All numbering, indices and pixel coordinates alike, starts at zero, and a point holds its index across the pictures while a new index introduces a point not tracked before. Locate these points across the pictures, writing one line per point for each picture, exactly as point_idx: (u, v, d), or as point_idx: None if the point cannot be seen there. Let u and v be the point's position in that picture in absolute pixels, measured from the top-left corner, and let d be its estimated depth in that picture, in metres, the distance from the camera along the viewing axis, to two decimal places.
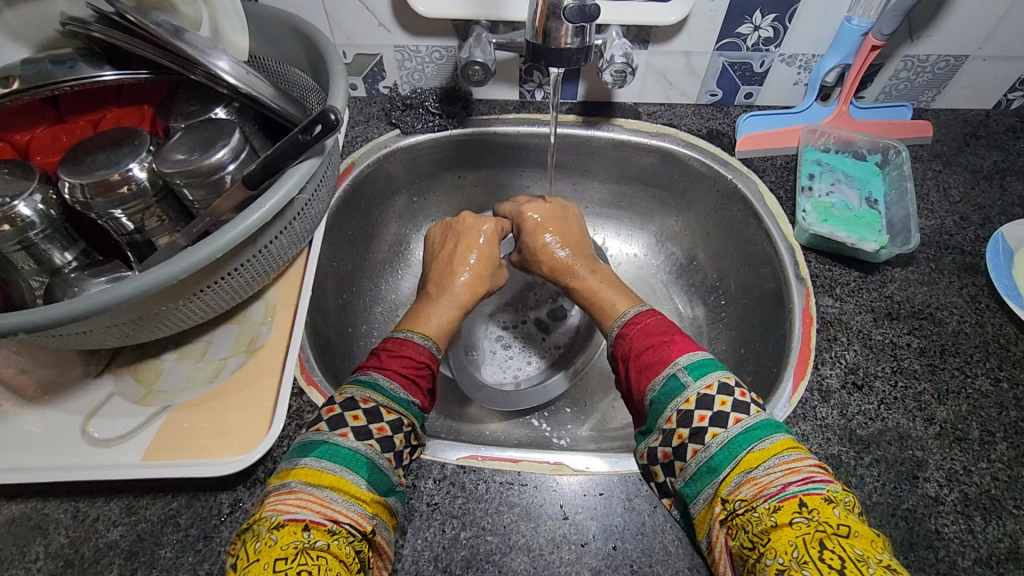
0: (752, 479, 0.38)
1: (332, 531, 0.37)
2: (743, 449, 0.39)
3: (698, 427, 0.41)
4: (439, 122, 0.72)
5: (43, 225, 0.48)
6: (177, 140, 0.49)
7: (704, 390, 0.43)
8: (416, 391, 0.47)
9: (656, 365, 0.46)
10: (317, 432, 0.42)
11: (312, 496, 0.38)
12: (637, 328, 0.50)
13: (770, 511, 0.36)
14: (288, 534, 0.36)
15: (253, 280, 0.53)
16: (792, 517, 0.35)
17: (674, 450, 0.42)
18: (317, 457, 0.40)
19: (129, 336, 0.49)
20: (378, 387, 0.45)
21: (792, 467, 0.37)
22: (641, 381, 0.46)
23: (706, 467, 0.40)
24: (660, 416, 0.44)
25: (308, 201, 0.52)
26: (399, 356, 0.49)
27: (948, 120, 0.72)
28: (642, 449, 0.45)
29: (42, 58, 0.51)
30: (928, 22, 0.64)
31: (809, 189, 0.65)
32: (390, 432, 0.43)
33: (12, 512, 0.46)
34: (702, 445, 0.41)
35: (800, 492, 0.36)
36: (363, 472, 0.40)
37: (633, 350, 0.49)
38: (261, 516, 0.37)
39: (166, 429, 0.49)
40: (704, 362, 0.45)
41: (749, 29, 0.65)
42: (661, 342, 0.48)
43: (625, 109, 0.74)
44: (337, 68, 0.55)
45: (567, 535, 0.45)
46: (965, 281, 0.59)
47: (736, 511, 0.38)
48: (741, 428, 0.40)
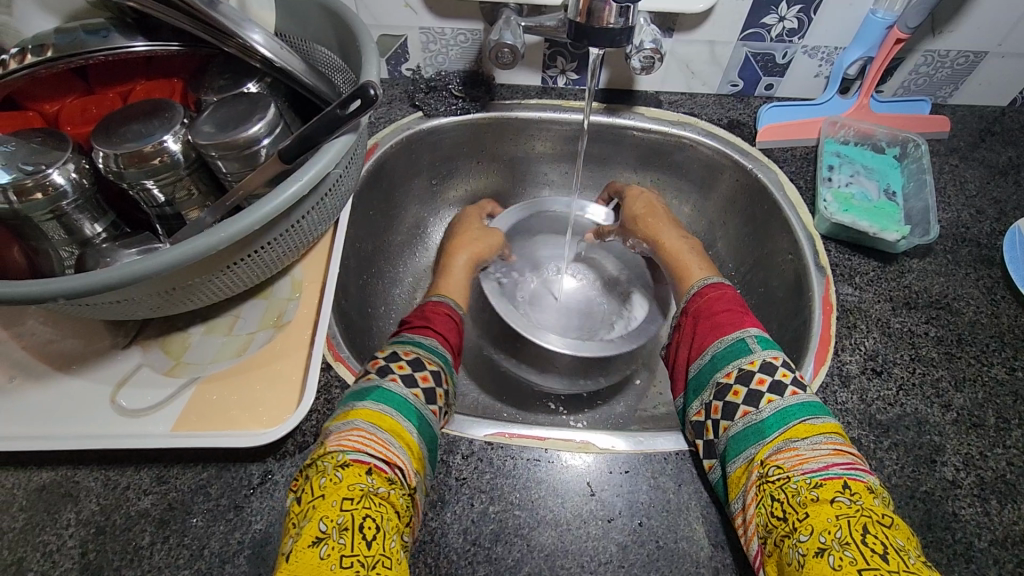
0: (794, 449, 0.41)
1: (392, 479, 0.39)
2: (794, 419, 0.43)
3: (756, 390, 0.45)
4: (462, 105, 0.72)
5: (75, 195, 0.48)
6: (210, 113, 0.49)
7: (769, 358, 0.47)
8: (445, 344, 0.52)
9: (728, 326, 0.51)
10: (368, 380, 0.44)
11: (375, 436, 0.40)
12: (705, 298, 0.55)
13: (811, 485, 0.38)
14: (353, 474, 0.37)
15: (282, 255, 0.53)
16: (834, 495, 0.38)
17: (724, 406, 0.46)
18: (376, 401, 0.43)
19: (160, 307, 0.49)
20: (415, 341, 0.50)
21: (837, 449, 0.41)
22: (708, 338, 0.51)
23: (755, 428, 0.43)
24: (720, 371, 0.48)
25: (339, 177, 0.52)
26: (427, 316, 0.54)
27: (965, 116, 0.73)
28: (695, 406, 0.49)
29: (75, 28, 0.51)
30: (950, 16, 0.65)
31: (829, 180, 0.65)
32: (433, 381, 0.46)
33: (42, 479, 0.47)
34: (755, 408, 0.44)
35: (844, 474, 0.39)
36: (414, 420, 0.43)
37: (703, 312, 0.54)
38: (325, 451, 0.39)
39: (196, 400, 0.49)
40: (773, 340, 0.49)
41: (774, 19, 0.65)
42: (737, 312, 0.52)
43: (646, 96, 0.74)
44: (368, 45, 0.55)
45: (594, 511, 0.46)
46: (981, 273, 0.60)
47: (770, 476, 0.40)
48: (798, 400, 0.44)
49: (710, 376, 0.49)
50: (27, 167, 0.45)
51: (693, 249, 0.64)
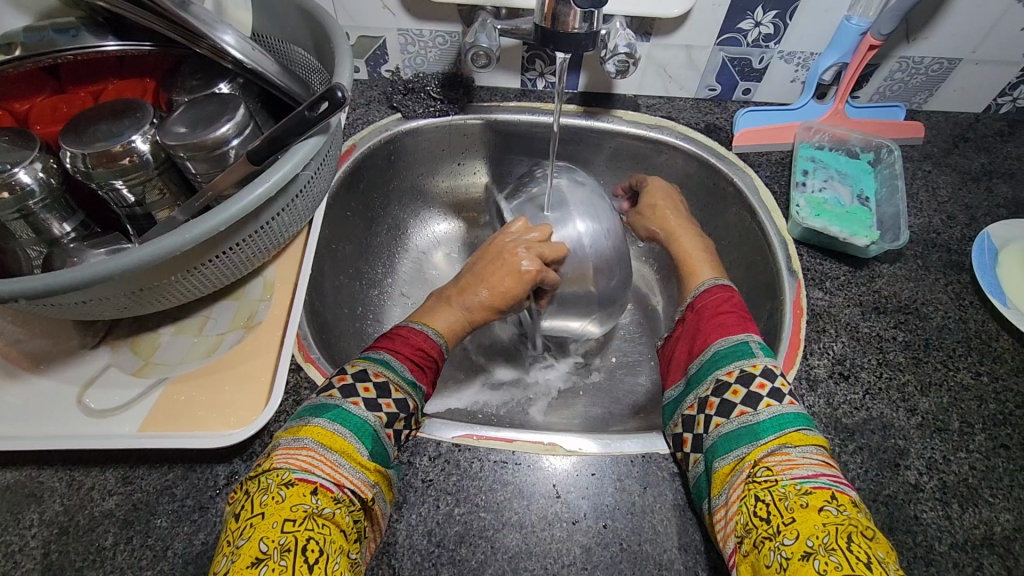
0: (786, 454, 0.40)
1: (337, 498, 0.39)
2: (790, 427, 0.42)
3: (755, 392, 0.45)
4: (440, 107, 0.72)
5: (43, 194, 0.47)
6: (180, 113, 0.49)
7: (771, 365, 0.47)
8: (420, 374, 0.50)
9: (734, 327, 0.50)
10: (330, 397, 0.44)
11: (322, 458, 0.40)
12: (710, 297, 0.54)
13: (801, 491, 0.38)
14: (297, 494, 0.37)
15: (251, 257, 0.53)
16: (822, 504, 0.37)
17: (721, 403, 0.46)
18: (332, 420, 0.42)
19: (127, 308, 0.49)
20: (391, 367, 0.47)
21: (826, 463, 0.40)
22: (713, 334, 0.51)
23: (748, 428, 0.43)
24: (722, 367, 0.47)
25: (310, 178, 0.52)
26: (407, 342, 0.50)
27: (939, 122, 0.74)
28: (690, 399, 0.48)
29: (45, 26, 0.52)
30: (923, 24, 0.65)
31: (803, 185, 0.66)
32: (395, 409, 0.45)
33: (7, 479, 0.47)
34: (752, 409, 0.44)
35: (831, 484, 0.38)
36: (369, 443, 0.43)
37: (707, 308, 0.53)
38: (271, 468, 0.39)
39: (162, 401, 0.49)
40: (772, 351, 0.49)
41: (750, 25, 0.66)
42: (737, 316, 0.52)
43: (625, 100, 0.75)
44: (342, 47, 0.55)
45: (559, 513, 0.46)
46: (951, 279, 0.60)
47: (759, 477, 0.40)
48: (794, 410, 0.43)
49: (714, 371, 0.48)
50: None
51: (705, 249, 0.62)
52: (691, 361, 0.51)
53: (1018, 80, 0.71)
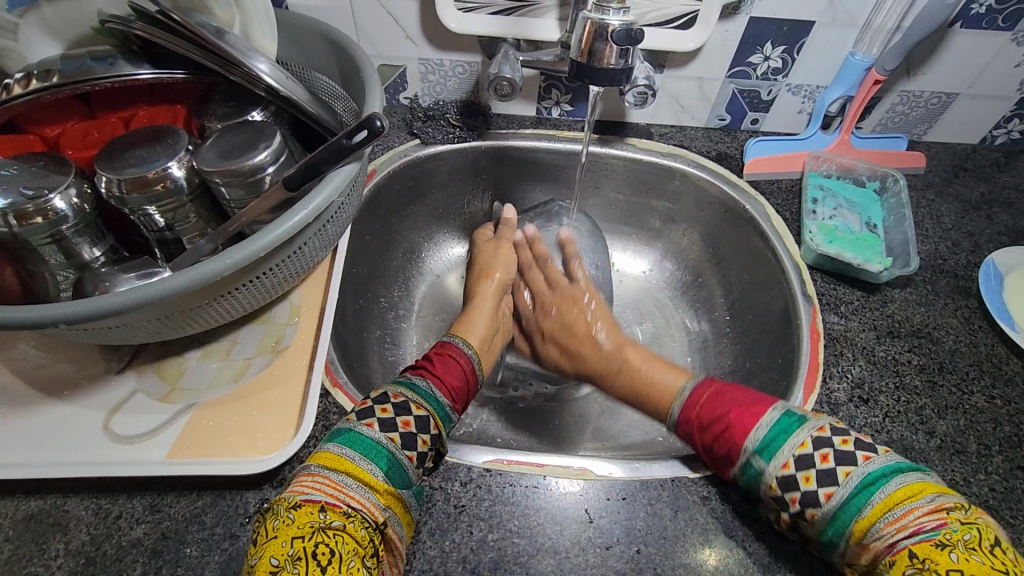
0: (887, 525, 0.38)
1: (347, 513, 0.38)
2: (876, 494, 0.39)
3: (828, 504, 0.41)
4: (459, 134, 0.73)
5: (75, 220, 0.48)
6: (216, 141, 0.49)
7: (816, 432, 0.43)
8: (443, 388, 0.49)
9: (739, 431, 0.46)
10: (345, 421, 0.44)
11: (328, 480, 0.40)
12: (697, 411, 0.49)
13: (920, 565, 0.36)
14: (304, 514, 0.37)
15: (281, 281, 0.53)
16: (945, 571, 0.35)
17: (803, 495, 0.42)
18: (341, 445, 0.42)
19: (157, 334, 0.49)
20: (409, 385, 0.48)
21: (901, 523, 0.38)
22: (716, 449, 0.47)
23: (847, 510, 0.40)
24: (762, 480, 0.44)
25: (341, 205, 0.53)
26: (432, 359, 0.52)
27: (939, 153, 0.77)
28: (763, 488, 0.44)
29: (82, 55, 0.51)
30: (923, 60, 0.68)
31: (814, 212, 0.68)
32: (414, 428, 0.45)
33: (30, 508, 0.46)
34: (836, 487, 0.41)
35: (907, 542, 0.37)
36: (383, 463, 0.42)
37: (709, 402, 0.49)
38: (281, 495, 0.39)
39: (191, 427, 0.49)
40: (786, 418, 0.45)
41: (759, 58, 0.68)
42: (728, 418, 0.47)
43: (638, 128, 0.77)
44: (371, 75, 0.56)
45: (592, 539, 0.46)
46: (959, 304, 0.62)
47: (888, 562, 0.38)
48: (875, 468, 0.40)
49: (761, 470, 0.44)
50: (28, 192, 0.45)
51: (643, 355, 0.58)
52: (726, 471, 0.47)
53: (1012, 113, 0.74)
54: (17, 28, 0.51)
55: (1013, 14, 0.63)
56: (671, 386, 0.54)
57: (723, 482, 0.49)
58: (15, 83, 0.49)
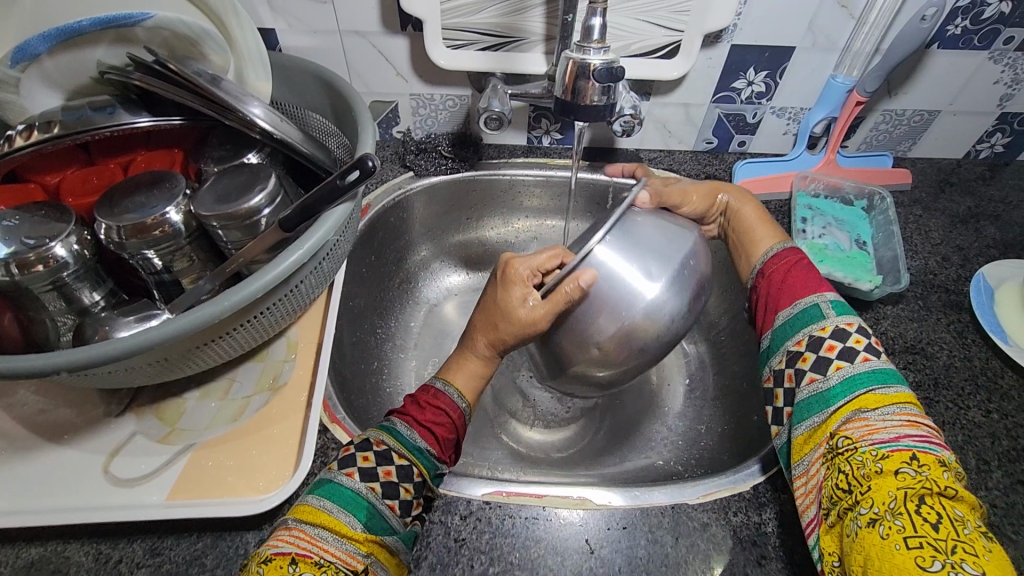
0: (864, 419, 0.40)
1: (319, 564, 0.38)
2: (861, 389, 0.42)
3: (824, 355, 0.45)
4: (451, 165, 0.75)
5: (76, 266, 0.48)
6: (213, 185, 0.51)
7: (841, 324, 0.46)
8: (430, 438, 0.47)
9: (803, 292, 0.50)
10: (327, 471, 0.44)
11: (302, 533, 0.39)
12: (786, 258, 0.54)
13: (876, 457, 0.38)
14: (275, 568, 0.37)
15: (278, 319, 0.54)
16: (898, 468, 0.37)
17: (795, 374, 0.47)
18: (319, 495, 0.42)
19: (156, 376, 0.49)
20: (392, 431, 0.46)
21: (911, 423, 0.39)
22: (783, 299, 0.51)
23: (818, 396, 0.44)
24: (790, 339, 0.48)
25: (336, 243, 0.53)
26: (418, 406, 0.50)
27: (924, 168, 0.78)
28: (766, 371, 0.50)
29: (83, 106, 0.52)
30: (903, 80, 0.70)
31: (803, 232, 0.69)
32: (396, 478, 0.44)
33: (31, 555, 0.45)
34: (822, 375, 0.44)
35: (913, 442, 0.38)
36: (360, 514, 0.41)
37: (778, 275, 0.53)
38: (256, 550, 0.39)
39: (191, 468, 0.49)
40: (848, 305, 0.48)
41: (742, 84, 0.70)
42: (819, 273, 0.52)
43: (627, 154, 0.78)
44: (363, 115, 0.57)
45: (594, 569, 0.46)
46: (952, 318, 0.63)
47: (839, 448, 0.40)
48: (869, 367, 0.43)
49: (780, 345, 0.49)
50: (29, 242, 0.46)
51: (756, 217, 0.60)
52: (765, 332, 0.52)
53: (994, 128, 0.75)
54: (19, 81, 0.53)
55: (988, 34, 0.65)
56: (765, 242, 0.58)
57: (722, 507, 0.50)
58: (17, 135, 0.50)
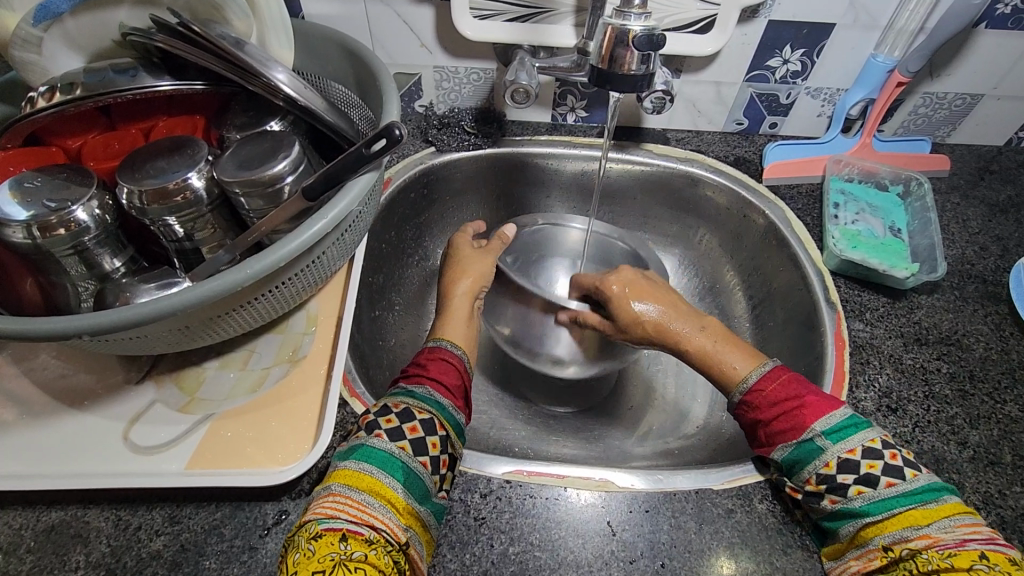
0: (924, 533, 0.40)
1: (370, 540, 0.38)
2: (906, 505, 0.41)
3: (841, 484, 0.43)
4: (474, 141, 0.74)
5: (97, 230, 0.48)
6: (235, 151, 0.49)
7: (845, 454, 0.44)
8: (444, 392, 0.50)
9: (790, 431, 0.47)
10: (355, 438, 0.44)
11: (348, 501, 0.39)
12: (763, 396, 0.49)
13: (945, 556, 0.38)
14: (326, 544, 0.37)
15: (299, 291, 0.53)
16: (972, 564, 0.37)
17: (808, 494, 0.45)
18: (356, 460, 0.42)
19: (176, 344, 0.48)
20: (409, 392, 0.48)
21: (971, 528, 0.39)
22: (775, 439, 0.48)
23: (877, 504, 0.42)
24: (799, 477, 0.46)
25: (359, 214, 0.52)
26: (422, 366, 0.52)
27: (963, 155, 0.76)
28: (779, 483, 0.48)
29: (105, 67, 0.51)
30: (947, 62, 0.67)
31: (836, 217, 0.67)
32: (422, 433, 0.45)
33: (51, 519, 0.45)
34: (841, 496, 0.43)
35: (980, 545, 0.38)
36: (399, 474, 0.42)
37: (764, 403, 0.49)
38: (301, 523, 0.39)
39: (209, 438, 0.48)
40: (844, 424, 0.46)
41: (778, 62, 0.68)
42: (797, 405, 0.48)
43: (654, 134, 0.76)
44: (388, 85, 0.56)
45: (616, 552, 0.45)
46: (989, 310, 0.60)
47: (901, 555, 0.40)
48: (899, 490, 0.42)
49: (789, 477, 0.47)
50: (51, 204, 0.45)
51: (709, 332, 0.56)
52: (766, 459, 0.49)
53: None
54: (41, 41, 0.52)
55: None
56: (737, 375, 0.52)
57: (747, 494, 0.49)
58: (40, 96, 0.50)
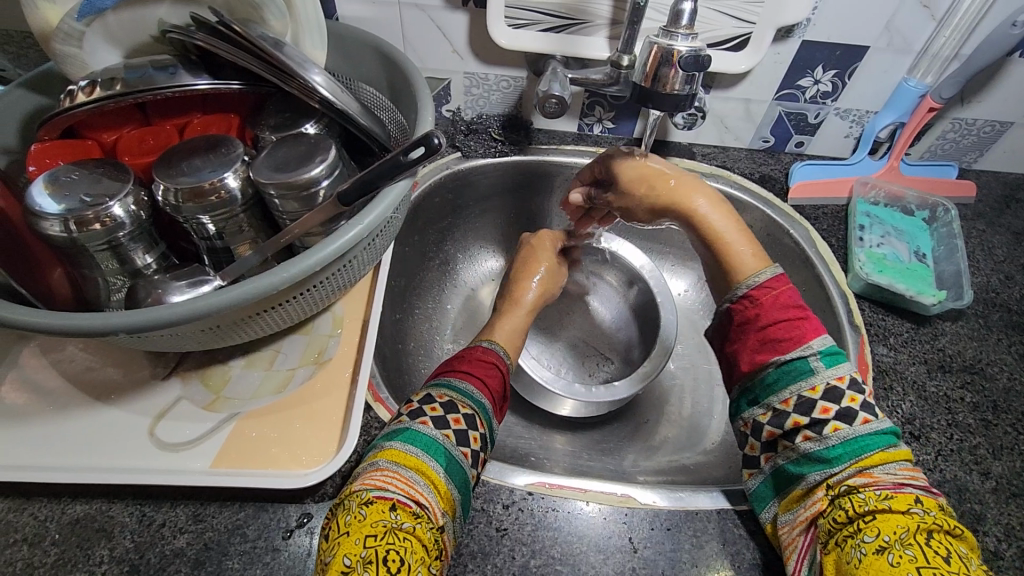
0: (867, 472, 0.40)
1: (416, 514, 0.39)
2: (864, 448, 0.41)
3: (820, 418, 0.42)
4: (501, 148, 0.74)
5: (131, 226, 0.48)
6: (271, 154, 0.49)
7: (833, 382, 0.43)
8: (487, 393, 0.51)
9: (787, 341, 0.45)
10: (399, 423, 0.46)
11: (397, 475, 0.41)
12: (764, 299, 0.47)
13: (883, 496, 0.38)
14: (377, 511, 0.38)
15: (327, 294, 0.53)
16: (908, 506, 0.38)
17: (782, 432, 0.44)
18: (404, 441, 0.43)
19: (205, 343, 0.49)
20: (453, 385, 0.50)
21: (912, 473, 0.40)
22: (764, 350, 0.46)
23: (838, 444, 0.41)
24: (777, 394, 0.45)
25: (390, 221, 0.52)
26: (472, 362, 0.54)
27: (989, 182, 0.76)
28: (744, 417, 0.47)
29: (145, 64, 0.51)
30: (978, 88, 0.67)
31: (861, 239, 0.67)
32: (465, 426, 0.46)
33: (76, 512, 0.46)
34: (815, 433, 0.43)
35: (916, 490, 0.39)
36: (442, 459, 0.43)
37: (763, 309, 0.47)
38: (351, 491, 0.40)
39: (234, 437, 0.49)
40: (838, 350, 0.45)
41: (809, 82, 0.68)
42: (796, 319, 0.46)
43: (680, 148, 0.76)
44: (422, 90, 0.56)
45: (637, 569, 0.45)
46: (1013, 339, 0.60)
47: (839, 491, 0.40)
48: (865, 428, 0.41)
49: (767, 399, 0.45)
50: (88, 199, 0.46)
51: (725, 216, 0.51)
52: (742, 375, 0.47)
53: None
54: (83, 35, 0.52)
55: None
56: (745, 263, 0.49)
57: None
58: (79, 90, 0.50)
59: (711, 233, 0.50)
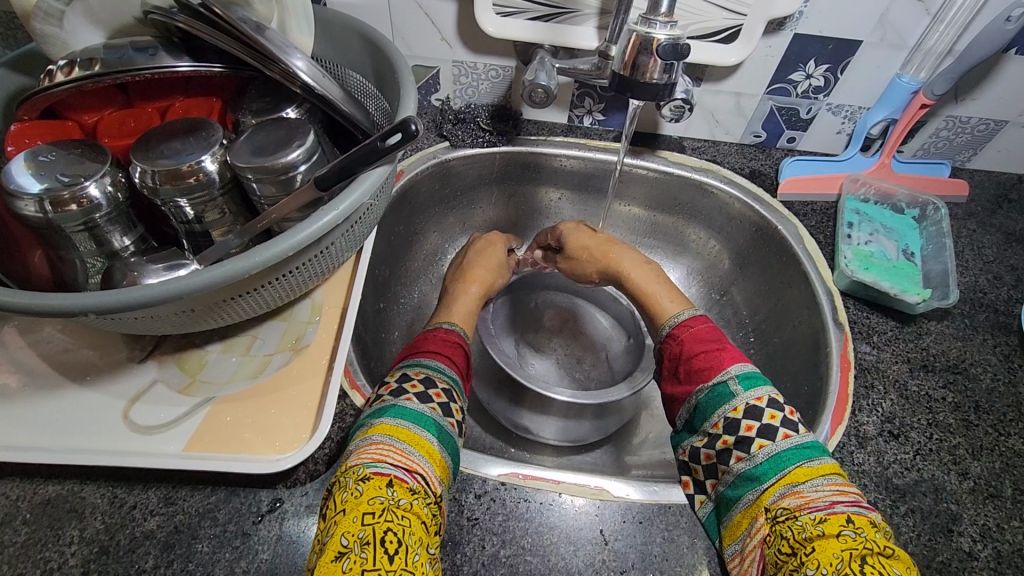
0: (797, 492, 0.42)
1: (412, 489, 0.40)
2: (792, 464, 0.44)
3: (745, 436, 0.47)
4: (489, 138, 0.73)
5: (109, 208, 0.48)
6: (250, 137, 0.49)
7: (752, 401, 0.48)
8: (454, 364, 0.53)
9: (709, 370, 0.52)
10: (382, 403, 0.46)
11: (393, 447, 0.42)
12: (687, 335, 0.56)
13: (816, 521, 0.40)
14: (374, 488, 0.38)
15: (306, 280, 0.53)
16: (840, 530, 0.39)
17: (717, 454, 0.48)
18: (393, 416, 0.44)
19: (180, 326, 0.48)
20: (422, 364, 0.51)
21: (840, 489, 0.42)
22: (692, 382, 0.53)
23: (769, 460, 0.45)
24: (708, 421, 0.50)
25: (369, 207, 0.52)
26: (438, 341, 0.55)
27: (982, 181, 0.75)
28: (683, 445, 0.52)
29: (125, 45, 0.50)
30: (973, 85, 0.66)
31: (848, 237, 0.66)
32: (446, 399, 0.48)
33: (48, 493, 0.46)
34: (746, 453, 0.46)
35: (846, 509, 0.40)
36: (433, 430, 0.45)
37: (689, 341, 0.55)
38: (348, 467, 0.41)
39: (208, 422, 0.48)
40: (755, 374, 0.50)
41: (801, 76, 0.67)
42: (717, 348, 0.54)
43: (670, 141, 0.76)
44: (405, 78, 0.55)
45: (606, 561, 0.45)
46: (998, 340, 0.60)
47: (779, 517, 0.42)
48: (790, 444, 0.45)
49: (701, 424, 0.51)
50: (64, 179, 0.45)
51: (657, 278, 0.64)
52: (680, 410, 0.53)
53: None
54: (63, 15, 0.52)
55: None
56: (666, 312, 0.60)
57: None
58: (58, 70, 0.49)
59: (637, 289, 0.64)
